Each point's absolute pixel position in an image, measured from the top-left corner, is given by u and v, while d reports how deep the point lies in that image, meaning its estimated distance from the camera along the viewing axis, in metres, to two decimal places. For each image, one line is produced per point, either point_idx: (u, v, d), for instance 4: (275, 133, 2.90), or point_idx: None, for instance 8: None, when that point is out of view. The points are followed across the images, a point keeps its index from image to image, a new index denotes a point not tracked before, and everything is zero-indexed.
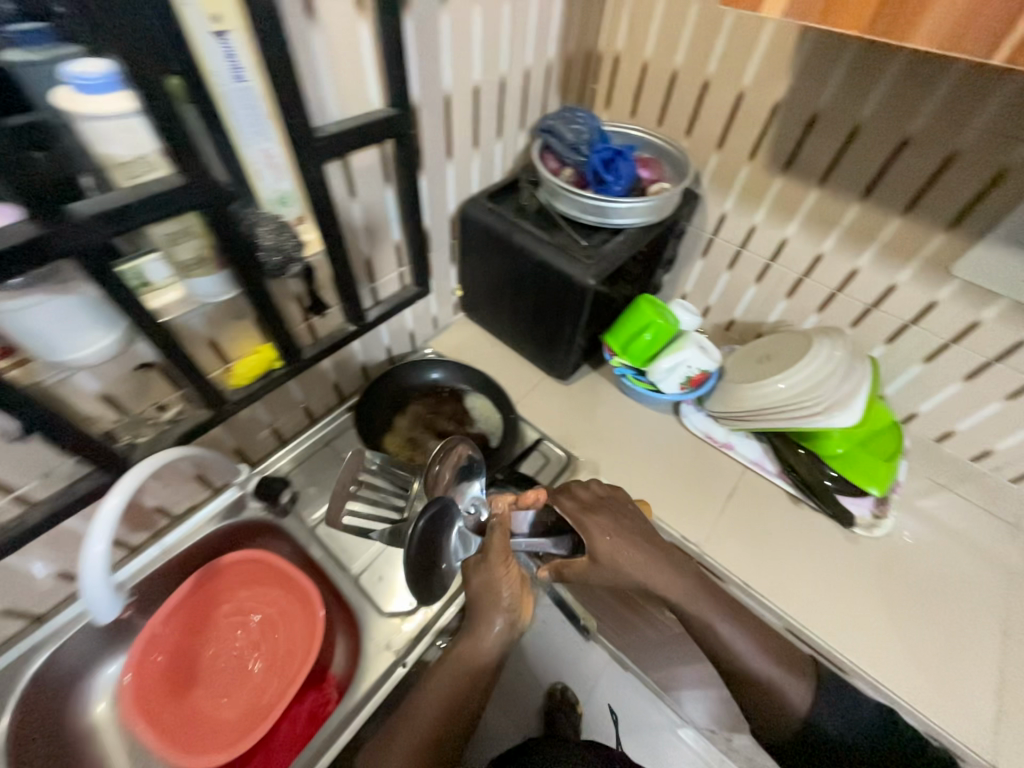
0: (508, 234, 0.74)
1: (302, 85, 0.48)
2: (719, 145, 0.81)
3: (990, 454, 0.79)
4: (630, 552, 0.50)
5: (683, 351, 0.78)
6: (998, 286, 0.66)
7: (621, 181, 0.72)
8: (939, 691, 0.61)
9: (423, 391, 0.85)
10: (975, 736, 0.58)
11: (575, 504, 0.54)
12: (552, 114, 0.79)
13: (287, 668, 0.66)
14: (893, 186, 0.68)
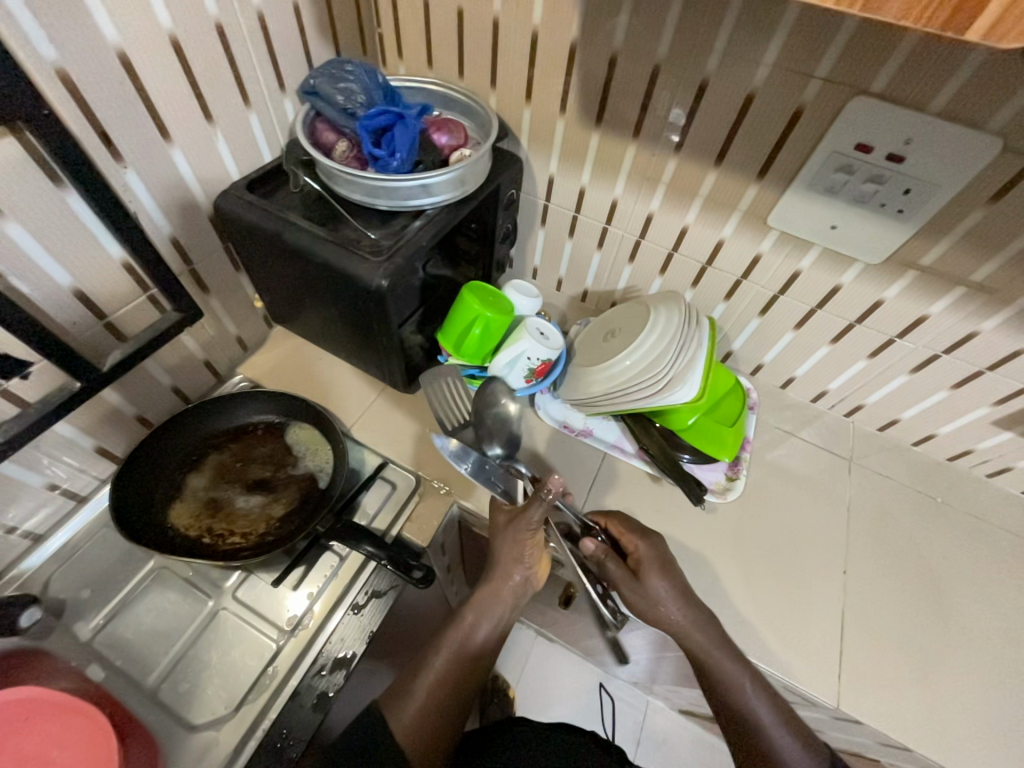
0: (278, 233, 0.59)
1: None
2: (527, 97, 0.70)
3: (827, 393, 0.82)
4: (677, 600, 0.60)
5: (520, 344, 0.70)
6: (809, 234, 0.64)
7: (398, 154, 0.59)
8: (790, 646, 0.64)
9: (228, 434, 0.69)
10: (818, 682, 0.61)
11: (632, 536, 0.64)
12: (315, 69, 0.63)
13: None
14: (702, 136, 0.62)
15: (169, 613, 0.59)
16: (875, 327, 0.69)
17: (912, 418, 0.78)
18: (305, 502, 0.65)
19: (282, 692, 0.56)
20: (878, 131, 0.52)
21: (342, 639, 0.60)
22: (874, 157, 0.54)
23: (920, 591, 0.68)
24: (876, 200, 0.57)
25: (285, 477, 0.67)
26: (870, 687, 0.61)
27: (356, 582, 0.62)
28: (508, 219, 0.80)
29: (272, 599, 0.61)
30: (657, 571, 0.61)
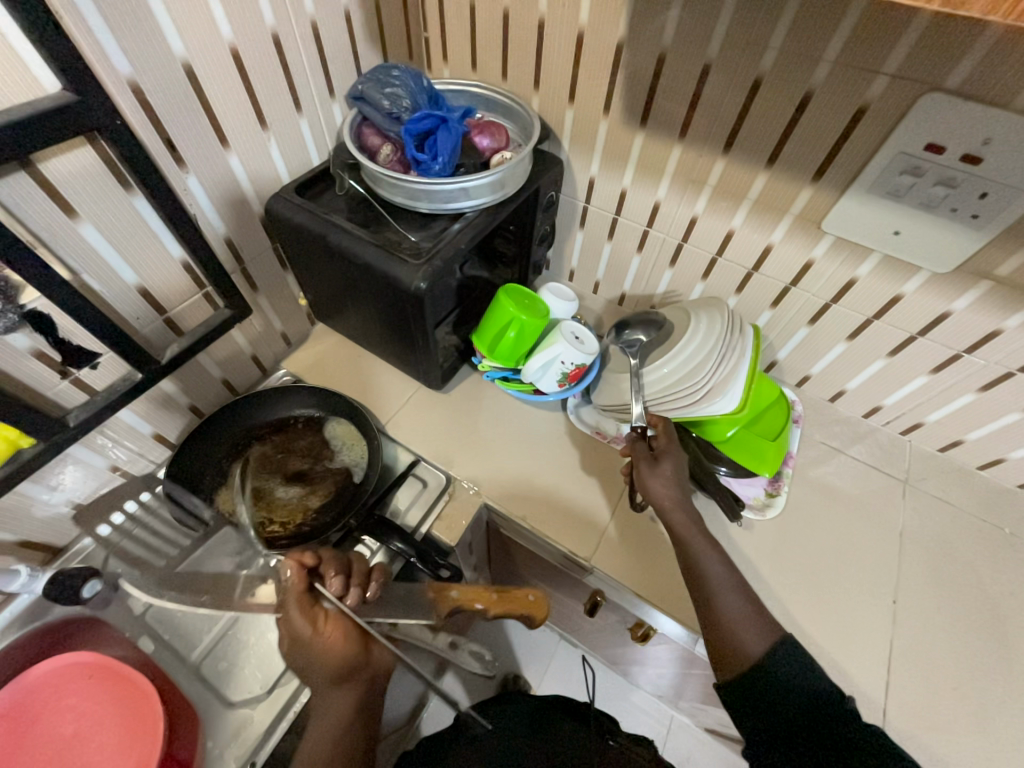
0: (323, 235, 0.61)
1: None
2: (570, 98, 0.69)
3: (881, 409, 0.77)
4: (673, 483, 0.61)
5: (554, 347, 0.69)
6: (868, 240, 0.60)
7: (439, 158, 0.60)
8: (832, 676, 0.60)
9: (270, 426, 0.73)
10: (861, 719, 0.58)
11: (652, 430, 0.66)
12: (364, 75, 0.64)
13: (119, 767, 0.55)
14: (752, 135, 0.59)
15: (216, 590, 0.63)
16: (939, 341, 0.64)
17: (977, 440, 0.72)
18: (341, 496, 0.67)
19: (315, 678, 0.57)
20: (953, 130, 0.48)
21: None
22: (946, 158, 0.50)
23: (980, 629, 0.63)
24: (947, 205, 0.53)
25: (322, 470, 0.69)
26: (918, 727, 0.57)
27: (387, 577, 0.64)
28: (547, 221, 0.80)
29: None
30: (670, 463, 0.62)
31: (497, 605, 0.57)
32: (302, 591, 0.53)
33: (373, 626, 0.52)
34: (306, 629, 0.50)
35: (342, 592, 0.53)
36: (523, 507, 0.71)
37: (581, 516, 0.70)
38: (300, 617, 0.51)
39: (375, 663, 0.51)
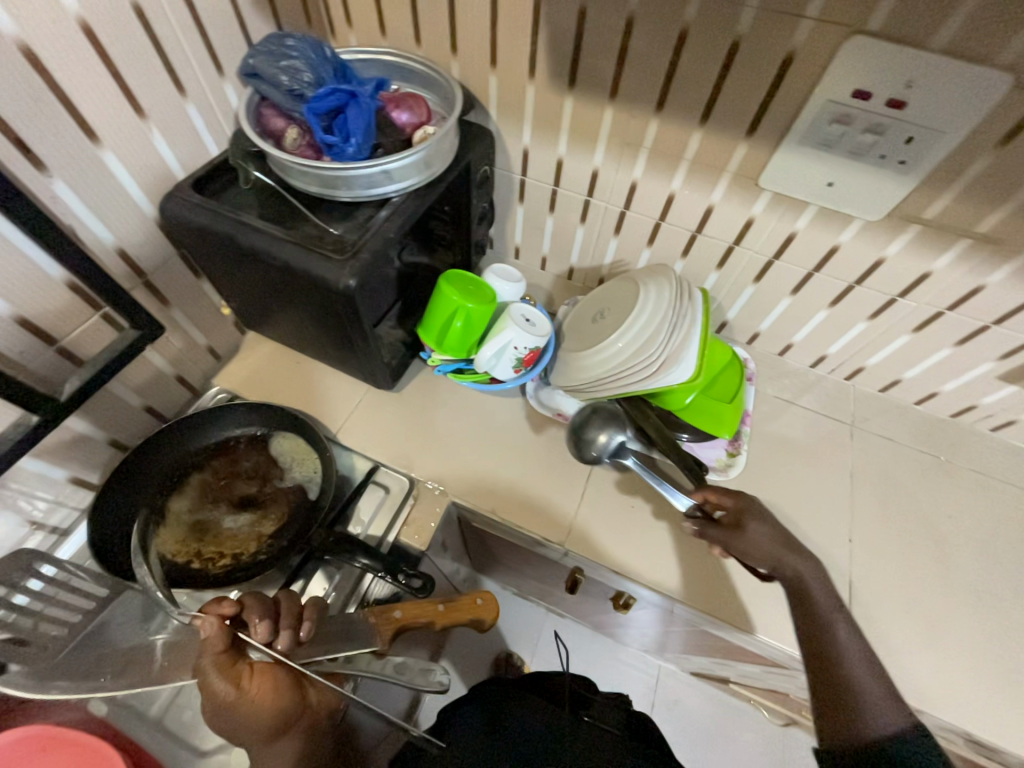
0: (232, 235, 0.54)
1: None
2: (492, 62, 0.64)
3: (826, 359, 0.80)
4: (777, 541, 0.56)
5: (505, 333, 0.66)
6: (805, 194, 0.59)
7: (352, 139, 0.54)
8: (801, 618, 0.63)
9: (208, 451, 0.67)
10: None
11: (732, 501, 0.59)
12: (254, 47, 0.56)
13: None
14: (684, 91, 0.57)
15: None
16: (876, 287, 0.66)
17: (914, 378, 0.76)
18: (295, 517, 0.63)
19: None
20: (877, 74, 0.48)
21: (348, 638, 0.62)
22: (873, 104, 0.50)
23: (926, 553, 0.68)
24: (875, 152, 0.53)
25: (271, 491, 0.65)
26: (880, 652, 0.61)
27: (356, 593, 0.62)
28: (483, 198, 0.75)
29: None
30: (760, 524, 0.56)
31: (442, 617, 0.61)
32: (221, 652, 0.48)
33: (307, 668, 0.51)
34: (228, 693, 0.46)
35: (271, 638, 0.51)
36: (492, 499, 0.69)
37: (551, 501, 0.69)
38: (222, 680, 0.46)
39: (313, 707, 0.50)
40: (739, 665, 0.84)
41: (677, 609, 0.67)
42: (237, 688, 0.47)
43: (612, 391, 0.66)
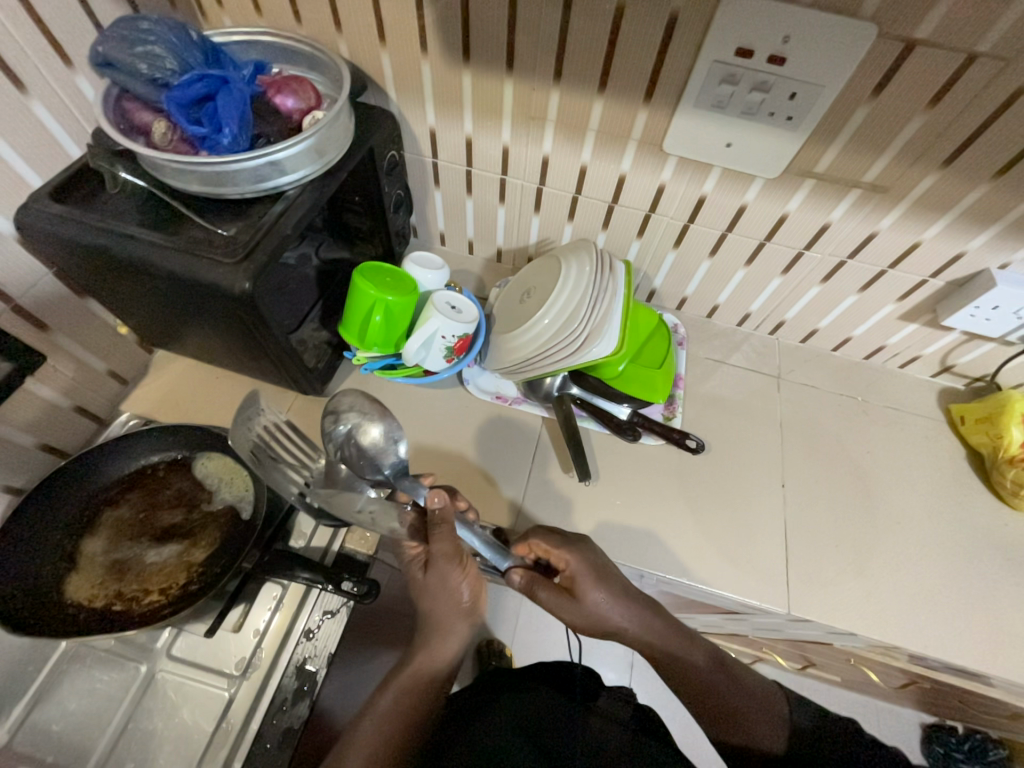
0: (106, 246, 0.49)
1: None
2: (381, 38, 0.61)
3: (750, 316, 0.83)
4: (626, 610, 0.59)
5: (431, 323, 0.64)
6: (708, 156, 0.60)
7: (227, 129, 0.49)
8: (739, 575, 0.66)
9: (119, 484, 0.60)
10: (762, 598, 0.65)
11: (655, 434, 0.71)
12: (102, 32, 0.50)
13: None
14: (579, 59, 0.56)
15: (88, 691, 0.54)
16: (783, 243, 0.69)
17: (828, 326, 0.80)
18: (228, 541, 0.59)
19: (236, 754, 0.53)
20: (757, 29, 0.48)
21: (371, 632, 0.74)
22: (756, 62, 0.50)
23: (850, 488, 0.73)
24: (766, 110, 0.54)
25: (200, 517, 0.60)
26: (812, 588, 0.66)
27: (306, 607, 0.59)
28: (396, 185, 0.72)
29: (210, 651, 0.56)
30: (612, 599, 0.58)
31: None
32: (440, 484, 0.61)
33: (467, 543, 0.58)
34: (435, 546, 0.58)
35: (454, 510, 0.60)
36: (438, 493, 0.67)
37: (502, 485, 0.69)
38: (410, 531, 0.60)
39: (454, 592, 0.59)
40: (699, 616, 0.88)
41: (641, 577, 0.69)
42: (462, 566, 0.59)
43: (552, 366, 0.65)
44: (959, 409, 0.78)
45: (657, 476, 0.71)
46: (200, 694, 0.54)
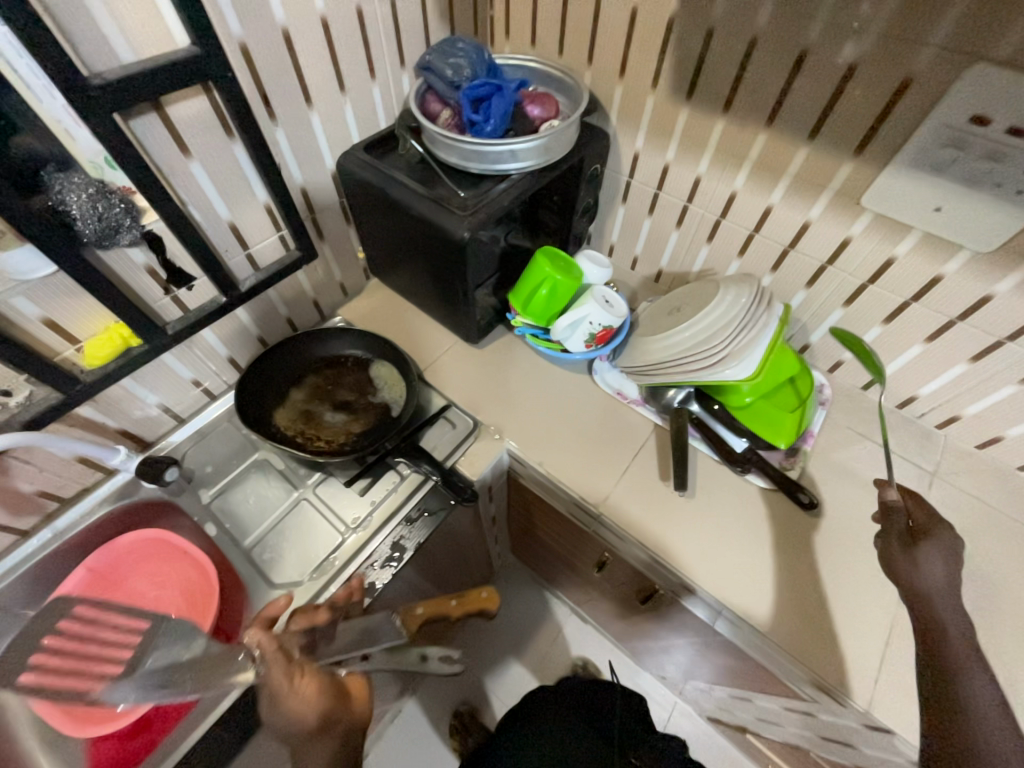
0: (384, 187, 0.68)
1: (63, 26, 0.44)
2: (621, 73, 0.73)
3: (915, 400, 0.76)
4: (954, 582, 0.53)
5: (584, 307, 0.73)
6: (910, 217, 0.59)
7: (491, 121, 0.66)
8: (817, 650, 0.61)
9: (324, 361, 0.81)
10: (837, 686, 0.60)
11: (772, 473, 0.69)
12: (431, 48, 0.70)
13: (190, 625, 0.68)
14: (798, 107, 0.60)
15: (261, 493, 0.73)
16: (980, 327, 0.63)
17: (1016, 438, 0.70)
18: (378, 425, 0.75)
19: (334, 580, 0.65)
20: (1002, 101, 0.48)
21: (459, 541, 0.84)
22: (992, 131, 0.50)
23: (995, 622, 0.62)
24: (992, 180, 0.52)
25: (365, 402, 0.77)
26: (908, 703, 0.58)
27: (414, 497, 0.72)
28: (590, 193, 0.84)
29: (342, 499, 0.72)
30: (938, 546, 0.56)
31: (457, 609, 0.74)
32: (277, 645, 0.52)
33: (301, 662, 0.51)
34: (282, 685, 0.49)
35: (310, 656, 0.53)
36: (541, 454, 0.75)
37: (598, 468, 0.74)
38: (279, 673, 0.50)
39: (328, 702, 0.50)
40: (754, 695, 0.81)
41: (717, 621, 0.69)
42: (291, 680, 0.50)
43: (683, 375, 0.69)
44: None
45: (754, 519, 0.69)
46: (327, 527, 0.69)
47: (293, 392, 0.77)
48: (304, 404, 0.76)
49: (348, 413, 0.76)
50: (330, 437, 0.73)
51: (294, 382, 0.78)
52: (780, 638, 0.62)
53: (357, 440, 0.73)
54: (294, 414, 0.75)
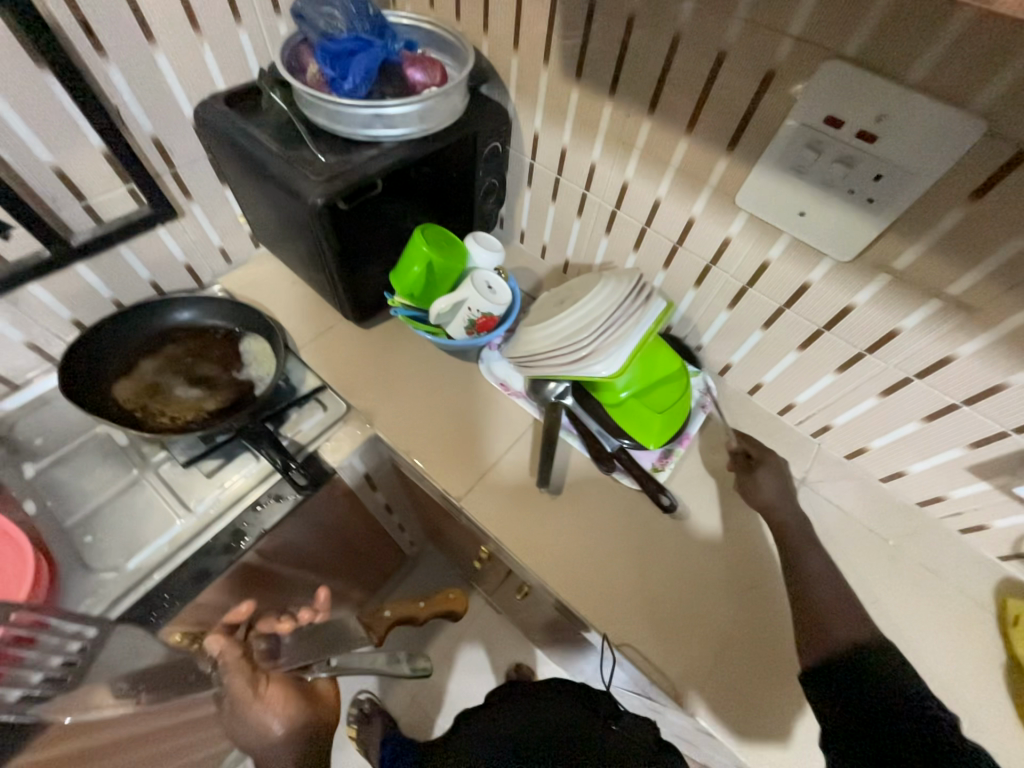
0: (242, 143, 0.62)
1: None
2: (515, 44, 0.69)
3: (793, 407, 0.76)
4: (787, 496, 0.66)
5: (462, 291, 0.70)
6: (778, 220, 0.58)
7: (350, 79, 0.60)
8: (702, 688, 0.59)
9: (187, 332, 0.74)
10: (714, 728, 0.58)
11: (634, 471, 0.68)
12: None
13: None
14: (675, 95, 0.58)
15: (99, 471, 0.67)
16: (844, 337, 0.63)
17: (879, 449, 0.70)
18: (234, 403, 0.69)
19: (160, 567, 0.61)
20: (851, 102, 0.46)
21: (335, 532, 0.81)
22: (845, 134, 0.48)
23: None
24: (846, 185, 0.51)
25: (226, 378, 0.72)
26: (767, 727, 0.57)
27: (265, 481, 0.67)
28: (491, 173, 0.80)
29: (185, 481, 0.67)
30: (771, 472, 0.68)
31: (426, 610, 0.91)
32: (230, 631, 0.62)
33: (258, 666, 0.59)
34: (247, 691, 0.56)
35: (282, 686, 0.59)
36: (412, 443, 0.72)
37: (469, 461, 0.72)
38: (242, 679, 0.57)
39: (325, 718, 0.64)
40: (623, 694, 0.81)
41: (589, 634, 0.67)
42: (257, 684, 0.57)
43: (555, 368, 0.66)
44: (1017, 608, 0.64)
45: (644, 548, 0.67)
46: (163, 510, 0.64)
47: (145, 363, 0.71)
48: (155, 377, 0.70)
49: (203, 389, 0.70)
50: (178, 413, 0.68)
51: (148, 352, 0.72)
52: (672, 676, 0.60)
53: (206, 418, 0.67)
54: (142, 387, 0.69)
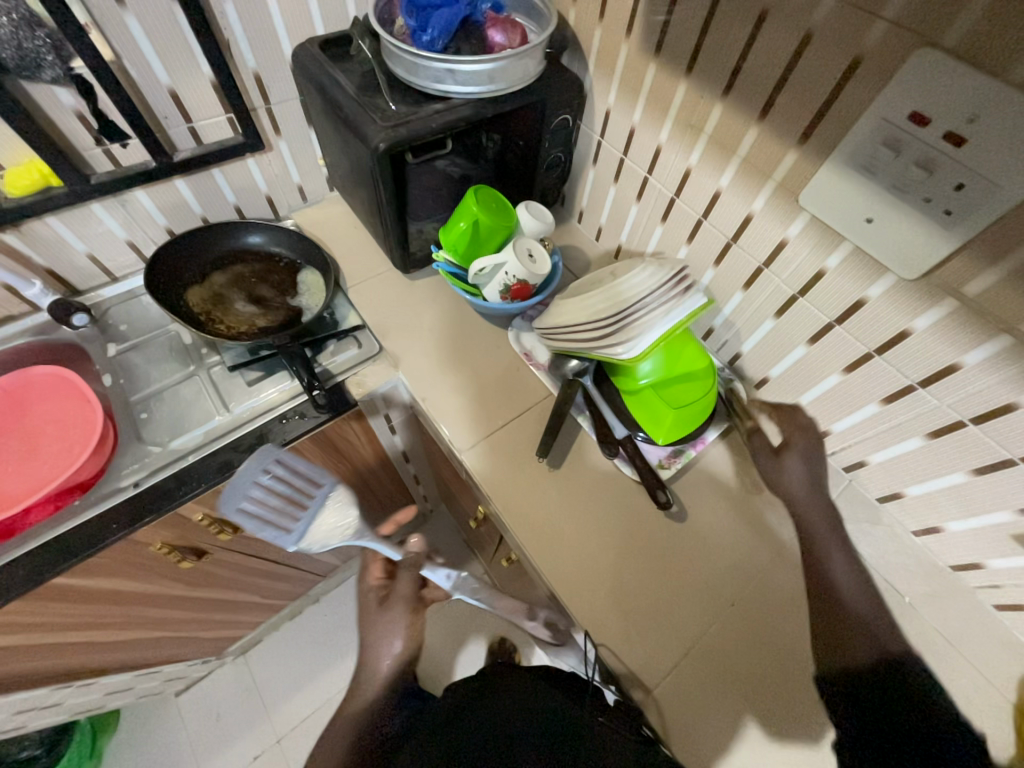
0: (326, 86, 0.67)
1: None
2: (601, 15, 0.68)
3: (827, 435, 0.70)
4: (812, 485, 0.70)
5: (503, 255, 0.71)
6: (840, 224, 0.54)
7: (428, 32, 0.63)
8: (677, 706, 0.58)
9: (257, 255, 0.82)
10: (684, 742, 0.57)
11: (641, 463, 0.67)
12: None
13: (65, 444, 0.71)
14: (750, 79, 0.55)
15: (164, 362, 0.77)
16: (894, 365, 0.57)
17: (915, 497, 0.64)
18: (281, 325, 0.77)
19: (194, 450, 0.69)
20: (940, 99, 0.42)
21: (353, 464, 0.88)
22: (929, 134, 0.44)
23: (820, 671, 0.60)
24: (921, 193, 0.46)
25: (279, 302, 0.79)
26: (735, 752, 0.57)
27: (295, 399, 0.74)
28: (557, 146, 0.80)
29: (229, 384, 0.75)
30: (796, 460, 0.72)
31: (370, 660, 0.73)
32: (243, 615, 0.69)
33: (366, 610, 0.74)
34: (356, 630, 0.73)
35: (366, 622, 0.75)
36: (430, 392, 0.75)
37: (478, 421, 0.74)
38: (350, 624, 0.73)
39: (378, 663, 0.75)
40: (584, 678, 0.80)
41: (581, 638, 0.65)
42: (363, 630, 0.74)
43: (580, 343, 0.66)
44: None
45: (644, 550, 0.66)
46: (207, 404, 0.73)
47: (216, 276, 0.80)
48: (222, 289, 0.78)
49: (259, 308, 0.78)
50: (234, 324, 0.76)
51: (220, 266, 0.80)
52: (628, 664, 0.60)
53: (254, 333, 0.75)
54: (207, 296, 0.78)
